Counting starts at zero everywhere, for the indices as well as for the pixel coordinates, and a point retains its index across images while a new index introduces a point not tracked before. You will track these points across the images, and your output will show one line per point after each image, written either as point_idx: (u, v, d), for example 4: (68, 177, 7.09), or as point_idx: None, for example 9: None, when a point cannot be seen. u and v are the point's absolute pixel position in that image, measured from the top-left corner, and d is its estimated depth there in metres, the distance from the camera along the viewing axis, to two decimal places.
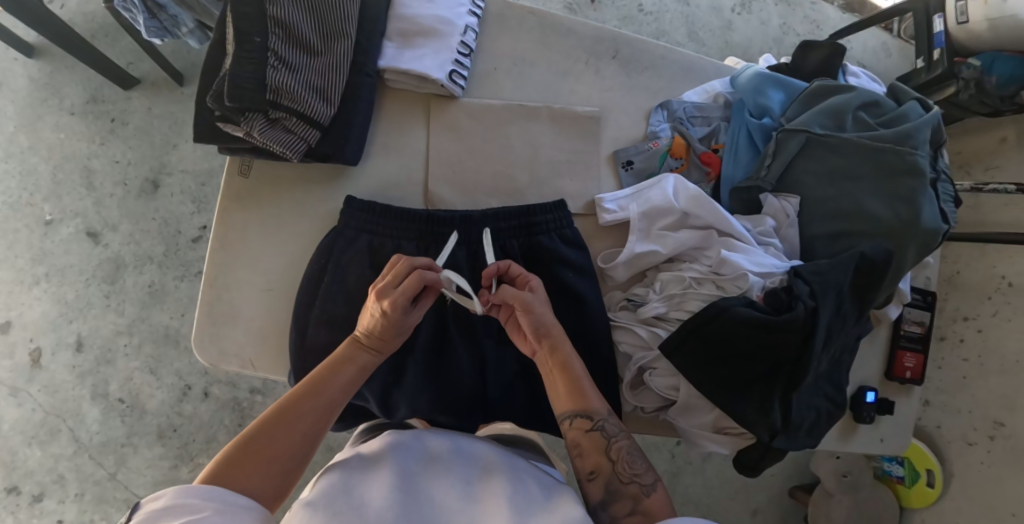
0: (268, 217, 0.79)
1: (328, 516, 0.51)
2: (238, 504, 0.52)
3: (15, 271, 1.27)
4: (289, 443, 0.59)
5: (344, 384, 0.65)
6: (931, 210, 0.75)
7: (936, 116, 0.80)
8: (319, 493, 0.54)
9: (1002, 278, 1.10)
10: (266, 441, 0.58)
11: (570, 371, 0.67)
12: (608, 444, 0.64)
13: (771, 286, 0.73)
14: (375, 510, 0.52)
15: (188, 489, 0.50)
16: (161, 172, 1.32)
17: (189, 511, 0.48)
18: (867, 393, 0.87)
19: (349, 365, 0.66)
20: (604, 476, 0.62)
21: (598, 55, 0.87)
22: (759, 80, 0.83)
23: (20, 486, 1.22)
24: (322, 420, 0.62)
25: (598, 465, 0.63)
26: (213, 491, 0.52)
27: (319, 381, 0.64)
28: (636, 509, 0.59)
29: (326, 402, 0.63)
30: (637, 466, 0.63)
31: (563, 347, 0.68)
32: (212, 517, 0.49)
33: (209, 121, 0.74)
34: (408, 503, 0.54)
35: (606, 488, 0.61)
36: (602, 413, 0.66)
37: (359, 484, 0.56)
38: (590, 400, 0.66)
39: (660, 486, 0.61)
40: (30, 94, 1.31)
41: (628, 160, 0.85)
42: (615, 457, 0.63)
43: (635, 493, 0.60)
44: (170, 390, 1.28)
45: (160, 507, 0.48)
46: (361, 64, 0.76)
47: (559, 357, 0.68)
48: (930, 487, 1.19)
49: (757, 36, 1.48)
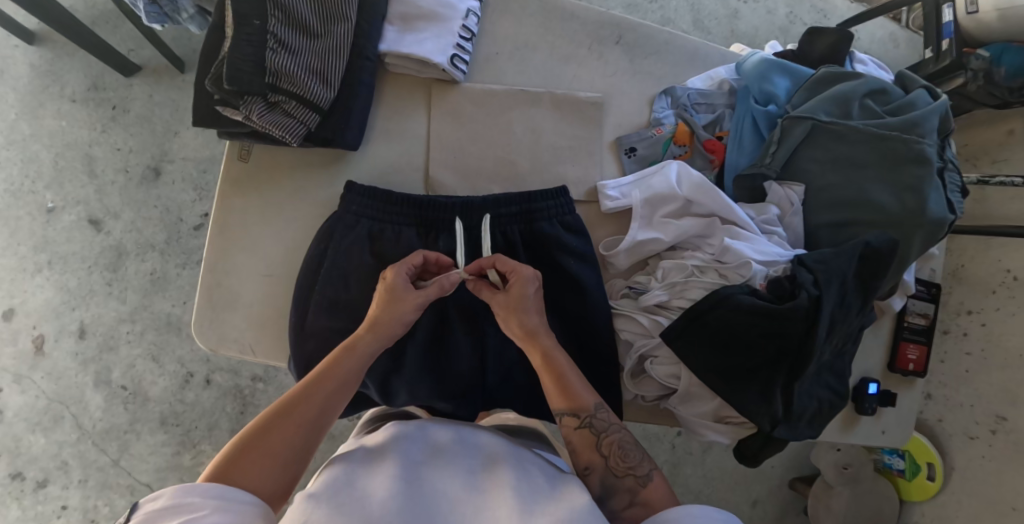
0: (269, 203, 0.78)
1: (330, 508, 0.51)
2: (240, 500, 0.52)
3: (17, 258, 1.27)
4: (289, 440, 0.59)
5: (348, 373, 0.65)
6: (937, 199, 0.74)
7: (944, 104, 0.79)
8: (322, 485, 0.54)
9: (1007, 271, 1.08)
10: (267, 436, 0.59)
11: (552, 367, 0.67)
12: (599, 439, 0.65)
13: (774, 274, 0.72)
14: (378, 499, 0.52)
15: (187, 488, 0.50)
16: (162, 159, 1.32)
17: (187, 511, 0.48)
18: (870, 385, 0.87)
19: (351, 354, 0.66)
20: (599, 471, 0.64)
21: (602, 41, 0.86)
22: (765, 66, 0.82)
23: (25, 472, 1.23)
24: (325, 412, 0.63)
25: (592, 461, 0.65)
26: (217, 489, 0.52)
27: (322, 377, 0.64)
28: (634, 501, 0.61)
29: (328, 395, 0.63)
30: (631, 457, 0.64)
31: (542, 338, 0.68)
32: (213, 515, 0.48)
33: (208, 105, 0.73)
34: (412, 494, 0.54)
35: (602, 483, 0.64)
36: (594, 405, 0.66)
37: (363, 476, 0.56)
38: (579, 393, 0.66)
39: (656, 474, 0.63)
40: (31, 81, 1.31)
41: (630, 147, 0.84)
42: (607, 451, 0.65)
43: (631, 486, 0.62)
44: (172, 377, 1.28)
45: (159, 507, 0.48)
46: (361, 47, 0.75)
47: (538, 344, 0.68)
48: (930, 480, 1.18)
49: (763, 25, 1.46)
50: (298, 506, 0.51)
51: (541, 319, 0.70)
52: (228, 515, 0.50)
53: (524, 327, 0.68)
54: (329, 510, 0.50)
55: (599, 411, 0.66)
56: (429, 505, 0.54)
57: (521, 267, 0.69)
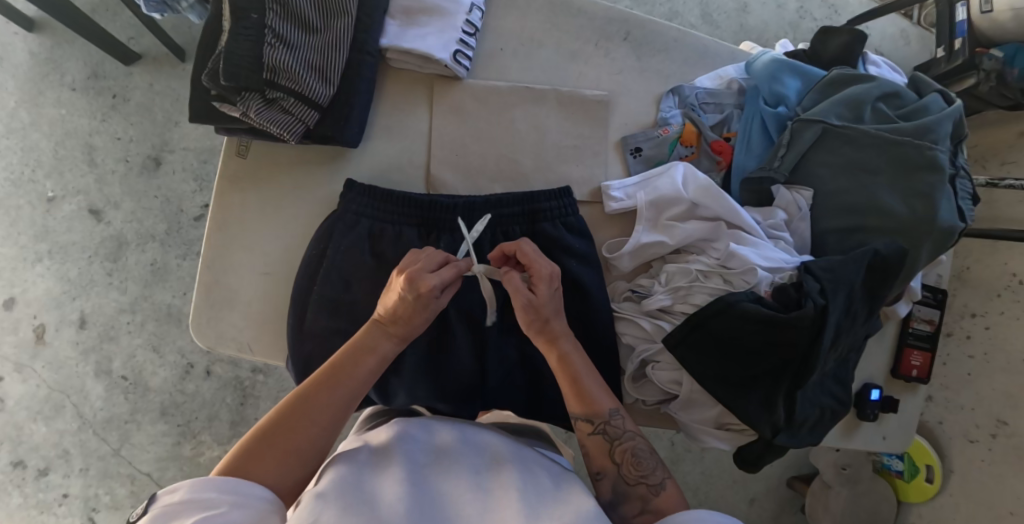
0: (268, 200, 0.77)
1: (338, 508, 0.50)
2: (253, 494, 0.52)
3: (17, 248, 1.26)
4: (307, 437, 0.59)
5: (365, 374, 0.64)
6: (948, 208, 0.72)
7: (958, 109, 0.77)
8: (329, 485, 0.53)
9: (1013, 275, 1.07)
10: (286, 431, 0.58)
11: (565, 366, 0.66)
12: (612, 446, 0.65)
13: (780, 281, 0.70)
14: (387, 502, 0.52)
15: (204, 483, 0.50)
16: (162, 149, 1.31)
17: (204, 507, 0.48)
18: (873, 391, 0.86)
19: (371, 354, 0.64)
20: (611, 477, 0.64)
21: (609, 37, 0.84)
22: (775, 66, 0.80)
23: (26, 460, 1.24)
24: (342, 412, 0.62)
25: (604, 466, 0.65)
26: (231, 482, 0.52)
27: (340, 371, 0.63)
28: (646, 509, 0.61)
29: (346, 395, 0.62)
30: (644, 466, 0.63)
31: (561, 342, 0.67)
32: (228, 512, 0.48)
33: (206, 101, 0.72)
34: (418, 495, 0.54)
35: (614, 490, 0.63)
36: (610, 411, 0.66)
37: (368, 478, 0.55)
38: (598, 399, 0.66)
39: (670, 483, 0.63)
40: (31, 69, 1.29)
41: (636, 146, 0.82)
42: (620, 459, 0.64)
43: (642, 494, 0.62)
44: (173, 368, 1.28)
45: (176, 501, 0.49)
46: (361, 42, 0.73)
47: (557, 349, 0.66)
48: (929, 482, 1.17)
49: (773, 19, 1.43)
50: (304, 507, 0.51)
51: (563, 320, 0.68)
52: (244, 512, 0.50)
53: (546, 333, 0.66)
54: (336, 511, 0.50)
55: (614, 418, 0.66)
56: (435, 508, 0.53)
57: (540, 261, 0.67)
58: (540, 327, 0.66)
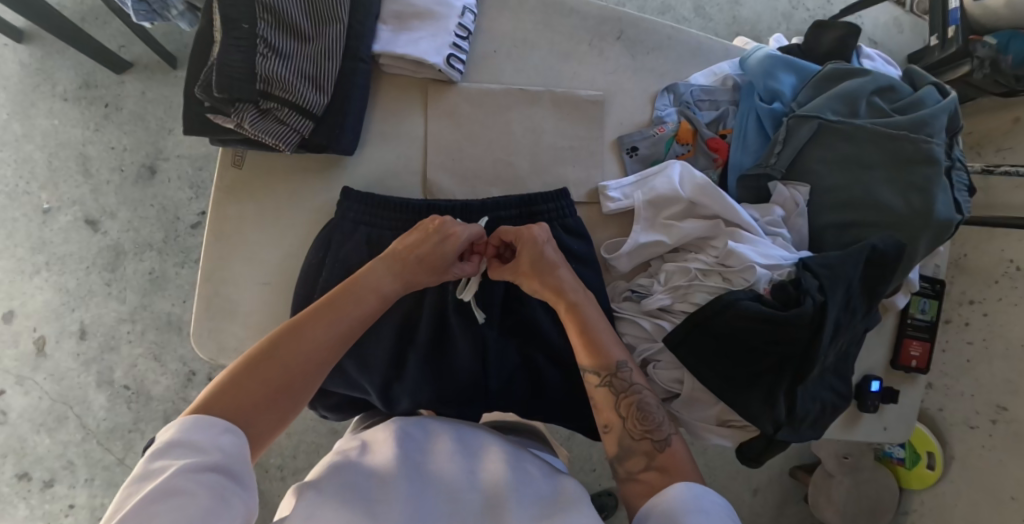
0: (264, 210, 0.77)
1: (336, 501, 0.52)
2: (235, 439, 0.52)
3: (15, 261, 1.26)
4: (296, 369, 0.59)
5: (361, 313, 0.64)
6: (945, 200, 0.72)
7: (953, 101, 0.77)
8: (328, 480, 0.55)
9: (1010, 262, 1.07)
10: (276, 359, 0.58)
11: (577, 326, 0.67)
12: (619, 398, 0.65)
13: (778, 278, 0.70)
14: (383, 501, 0.53)
15: (197, 425, 0.51)
16: (157, 157, 1.30)
17: (196, 451, 0.49)
18: (873, 383, 0.86)
19: (367, 291, 0.64)
20: (617, 431, 0.64)
21: (602, 36, 0.84)
22: (770, 62, 0.80)
23: (30, 472, 1.23)
24: (332, 348, 0.61)
25: (610, 420, 0.65)
26: (215, 424, 0.52)
27: (336, 307, 0.63)
28: (650, 465, 0.60)
29: (338, 331, 0.62)
30: (649, 421, 0.63)
31: (569, 294, 0.68)
32: (216, 461, 0.49)
33: (200, 113, 0.72)
34: (415, 489, 0.55)
35: (620, 444, 0.63)
36: (618, 363, 0.66)
37: (366, 475, 0.57)
38: (608, 351, 0.66)
39: (676, 439, 0.62)
40: (21, 80, 1.28)
41: (632, 146, 0.82)
42: (625, 413, 0.64)
43: (647, 450, 0.62)
44: (174, 376, 1.28)
45: (170, 441, 0.49)
46: (354, 49, 0.73)
47: (564, 301, 0.68)
48: (930, 469, 1.19)
49: (766, 11, 1.43)
50: (303, 499, 0.52)
51: (567, 272, 0.70)
52: (229, 461, 0.50)
53: (549, 285, 0.68)
54: (335, 503, 0.52)
55: (622, 370, 0.66)
56: (431, 506, 0.55)
57: (523, 228, 0.69)
58: (540, 279, 0.69)
